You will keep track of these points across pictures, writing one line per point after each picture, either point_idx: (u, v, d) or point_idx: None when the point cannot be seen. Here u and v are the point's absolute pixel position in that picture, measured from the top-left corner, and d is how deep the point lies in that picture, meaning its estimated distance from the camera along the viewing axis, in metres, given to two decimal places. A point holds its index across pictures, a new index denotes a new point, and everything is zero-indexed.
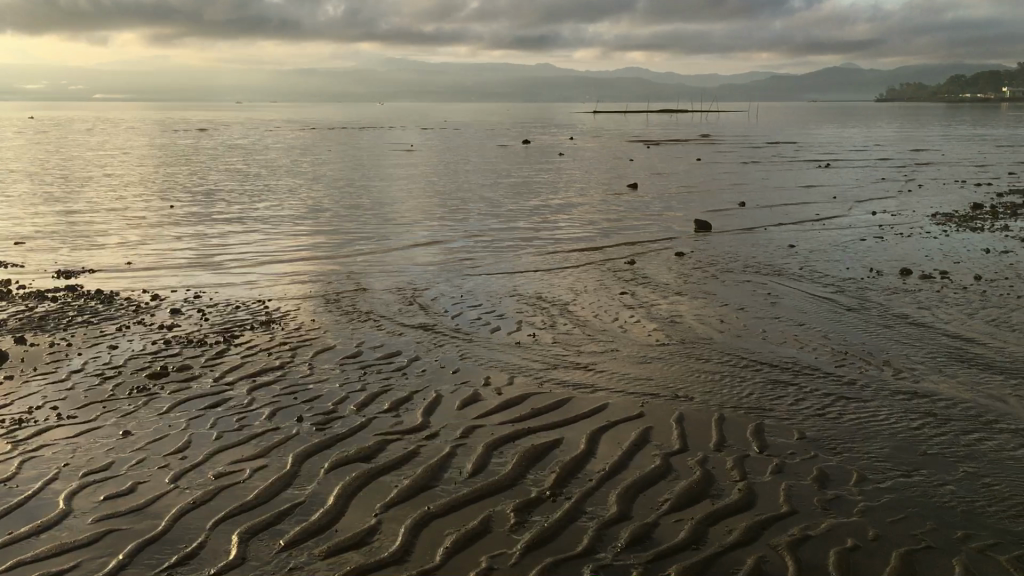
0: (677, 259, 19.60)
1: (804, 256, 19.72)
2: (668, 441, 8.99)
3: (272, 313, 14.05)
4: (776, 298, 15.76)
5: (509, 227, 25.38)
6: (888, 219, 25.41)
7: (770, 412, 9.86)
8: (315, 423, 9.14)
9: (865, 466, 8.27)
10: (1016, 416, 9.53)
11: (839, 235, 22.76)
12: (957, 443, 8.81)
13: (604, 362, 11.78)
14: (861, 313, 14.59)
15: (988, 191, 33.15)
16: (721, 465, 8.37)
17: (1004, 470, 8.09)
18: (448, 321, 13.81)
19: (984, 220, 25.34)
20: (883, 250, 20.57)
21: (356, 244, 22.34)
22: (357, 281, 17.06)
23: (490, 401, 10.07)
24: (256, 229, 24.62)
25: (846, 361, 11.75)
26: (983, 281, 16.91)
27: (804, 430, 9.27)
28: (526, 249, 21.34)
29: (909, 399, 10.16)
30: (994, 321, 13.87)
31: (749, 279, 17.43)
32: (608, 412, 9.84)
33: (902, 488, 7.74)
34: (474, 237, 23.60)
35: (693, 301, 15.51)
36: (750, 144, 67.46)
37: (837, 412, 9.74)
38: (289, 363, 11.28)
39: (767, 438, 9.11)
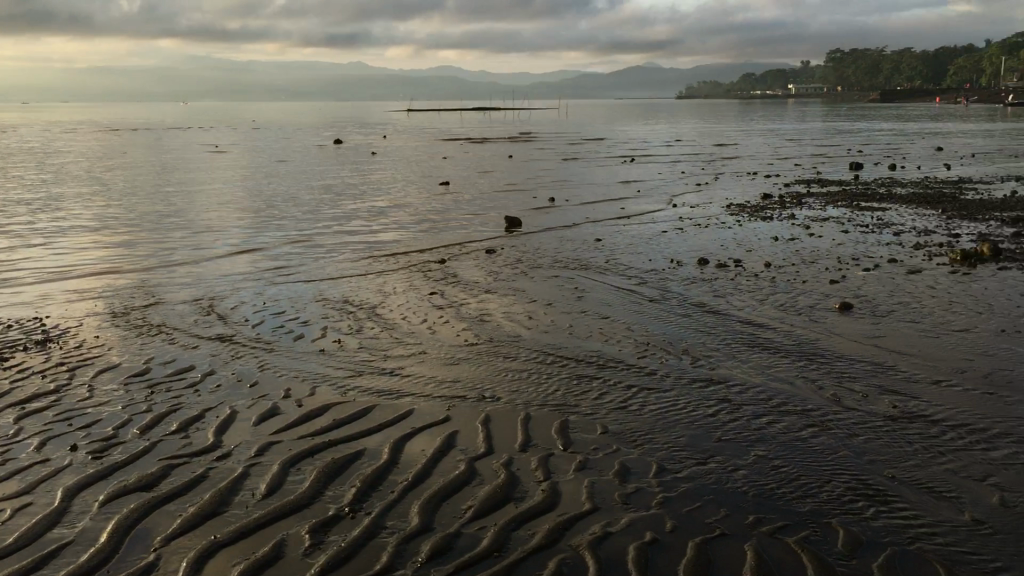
0: (487, 257, 19.61)
1: (609, 250, 20.20)
2: (473, 444, 8.83)
3: (50, 331, 12.93)
4: (582, 292, 15.99)
5: (319, 230, 24.69)
6: (688, 211, 26.48)
7: (575, 407, 9.89)
8: (91, 451, 8.37)
9: (664, 457, 8.41)
10: (801, 397, 10.00)
11: (642, 227, 23.50)
12: (750, 427, 9.13)
13: (410, 365, 11.51)
14: (662, 304, 15.03)
15: (777, 182, 35.26)
16: (525, 465, 8.28)
17: (792, 452, 8.43)
18: (247, 331, 13.14)
19: (773, 209, 26.86)
20: (682, 241, 21.37)
21: (153, 254, 21.06)
22: (151, 293, 16.01)
23: (288, 414, 9.59)
24: (39, 241, 22.76)
25: (647, 352, 12.01)
26: (772, 268, 17.84)
27: (607, 424, 9.35)
28: (334, 253, 20.80)
29: (706, 386, 10.47)
30: (782, 306, 14.60)
31: (557, 274, 17.62)
32: (413, 418, 9.58)
33: (700, 477, 7.90)
34: (281, 242, 22.77)
35: (502, 298, 15.50)
36: (561, 141, 69.04)
37: (638, 404, 9.90)
38: (66, 386, 10.34)
39: (571, 434, 9.11)
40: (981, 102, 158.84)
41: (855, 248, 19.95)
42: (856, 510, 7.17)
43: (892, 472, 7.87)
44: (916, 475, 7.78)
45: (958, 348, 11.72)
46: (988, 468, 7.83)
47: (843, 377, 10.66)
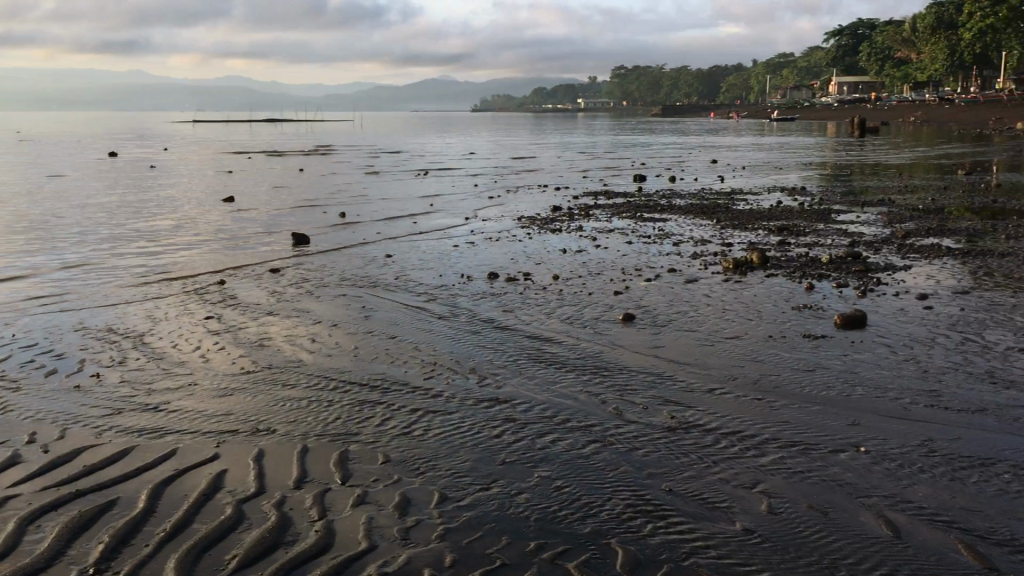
0: (271, 276, 18.76)
1: (400, 266, 19.84)
2: (243, 484, 8.20)
3: None
4: (370, 311, 15.53)
5: (85, 252, 22.88)
6: (480, 225, 26.57)
7: (356, 436, 9.44)
8: None
9: (446, 485, 8.12)
10: (585, 412, 10.02)
11: (433, 242, 23.31)
12: (533, 446, 9.01)
13: (178, 399, 10.66)
14: (451, 320, 14.83)
15: (566, 194, 36.13)
16: (298, 504, 7.75)
17: (574, 470, 8.37)
18: None
19: (563, 221, 27.42)
20: (473, 255, 21.33)
21: None
22: None
23: (30, 463, 8.58)
24: None
25: (433, 373, 11.72)
26: (560, 280, 18.09)
27: (389, 453, 8.97)
28: (101, 277, 19.27)
29: (491, 406, 10.30)
30: (568, 319, 14.77)
31: (344, 293, 17.07)
32: (177, 459, 8.81)
33: (482, 504, 7.66)
34: (42, 265, 20.89)
35: (284, 321, 14.79)
36: (356, 154, 68.08)
37: (422, 429, 9.58)
38: None
39: (350, 465, 8.66)
40: (750, 117, 170.87)
41: (638, 258, 20.61)
42: (634, 528, 7.15)
43: (670, 485, 7.94)
44: (692, 486, 7.90)
45: (732, 355, 12.20)
46: (757, 475, 8.05)
47: (625, 390, 10.80)
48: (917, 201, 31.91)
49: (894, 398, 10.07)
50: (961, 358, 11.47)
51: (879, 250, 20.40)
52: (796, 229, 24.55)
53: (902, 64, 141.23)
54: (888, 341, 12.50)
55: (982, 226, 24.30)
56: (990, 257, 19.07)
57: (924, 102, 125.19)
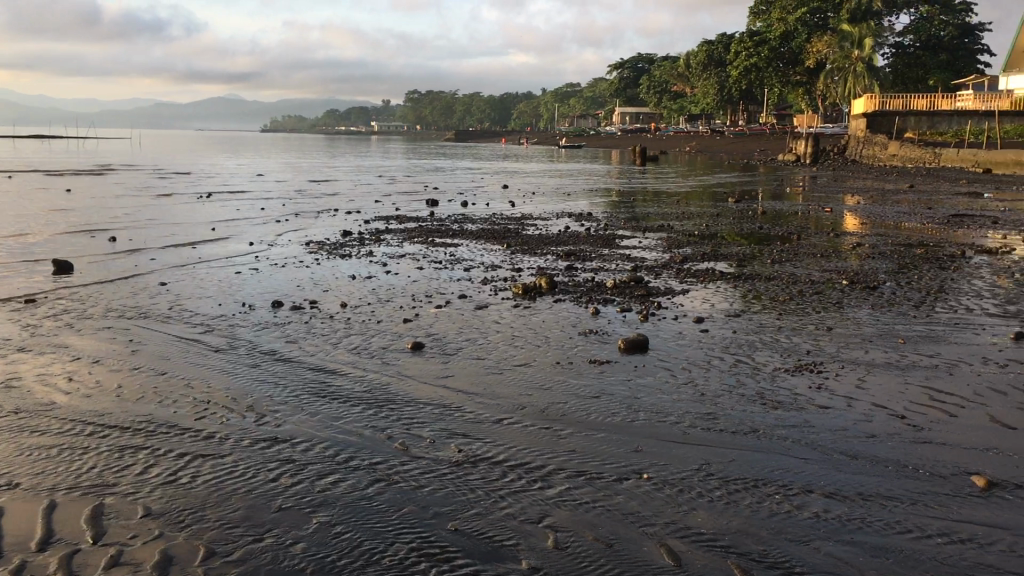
0: (25, 307, 17.06)
1: (174, 294, 18.62)
2: None
3: None
4: (137, 345, 14.38)
5: None
6: (264, 250, 25.49)
7: (113, 487, 8.55)
8: None
9: (214, 538, 7.46)
10: (370, 449, 9.59)
11: (213, 268, 22.09)
12: (312, 489, 8.48)
13: None
14: (229, 353, 13.97)
15: (357, 218, 35.47)
16: (39, 571, 6.86)
17: (355, 513, 7.92)
18: None
19: (352, 247, 26.79)
20: (255, 282, 20.37)
21: None
22: None
23: None
24: None
25: (206, 412, 10.90)
26: (348, 308, 17.54)
27: (150, 504, 8.17)
28: None
29: (269, 446, 9.67)
30: (354, 349, 14.26)
31: (109, 325, 15.75)
32: None
33: (253, 558, 7.07)
34: None
35: (37, 358, 13.42)
36: (133, 174, 64.17)
37: (190, 476, 8.81)
38: None
39: (105, 522, 7.80)
40: (539, 144, 175.90)
41: (428, 284, 20.38)
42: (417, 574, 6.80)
43: (456, 524, 7.66)
44: (478, 524, 7.64)
45: (520, 383, 12.14)
46: (544, 508, 7.92)
47: (411, 424, 10.46)
48: (692, 226, 33.65)
49: (674, 422, 10.30)
50: (735, 380, 11.95)
51: (660, 275, 21.22)
52: (582, 253, 25.18)
53: (678, 98, 150.05)
54: (668, 365, 12.88)
55: (751, 251, 25.86)
56: (758, 281, 20.23)
57: (698, 133, 133.52)
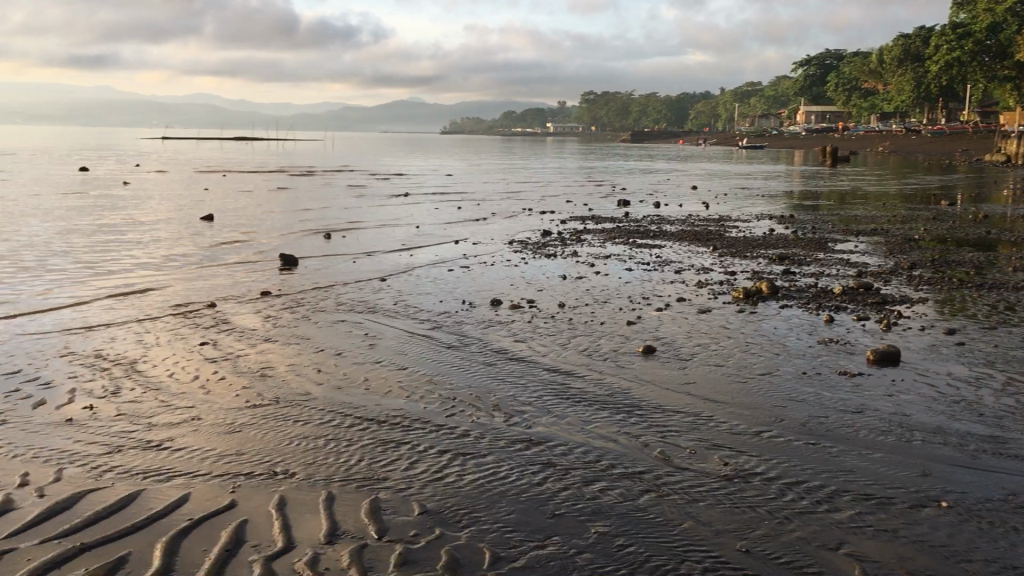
0: (263, 298, 17.98)
1: (397, 290, 19.08)
2: (268, 538, 7.40)
3: None
4: (374, 338, 14.77)
5: (56, 259, 22.13)
6: (471, 248, 25.86)
7: (385, 482, 8.64)
8: None
9: (497, 540, 7.33)
10: (631, 457, 9.26)
11: (426, 265, 22.57)
12: (582, 496, 8.23)
13: (182, 437, 10.07)
14: (462, 350, 14.08)
15: (553, 218, 35.57)
16: (333, 563, 6.92)
17: (632, 525, 7.60)
18: None
19: (556, 246, 26.74)
20: (470, 280, 20.61)
21: None
22: None
23: (23, 512, 7.98)
24: None
25: (455, 409, 10.94)
26: (567, 308, 17.40)
27: (425, 502, 8.16)
28: (76, 288, 18.57)
29: (528, 448, 9.53)
30: (585, 350, 14.00)
31: (343, 318, 16.30)
32: (188, 507, 8.10)
33: (540, 565, 6.88)
34: (19, 274, 20.01)
35: (284, 348, 14.04)
36: (334, 174, 67.42)
37: (456, 474, 8.78)
38: None
39: (386, 517, 7.83)
40: (720, 145, 171.96)
41: (643, 286, 19.96)
42: None
43: (744, 544, 7.21)
44: (769, 546, 7.17)
45: (770, 394, 11.50)
46: (837, 534, 7.35)
47: (665, 431, 10.08)
48: (908, 231, 31.60)
49: (959, 445, 9.42)
50: (1015, 401, 10.87)
51: (890, 282, 19.89)
52: (796, 257, 24.05)
53: (870, 96, 142.95)
54: (931, 380, 11.89)
55: (984, 258, 23.90)
56: (1004, 290, 18.58)
57: (891, 133, 126.48)
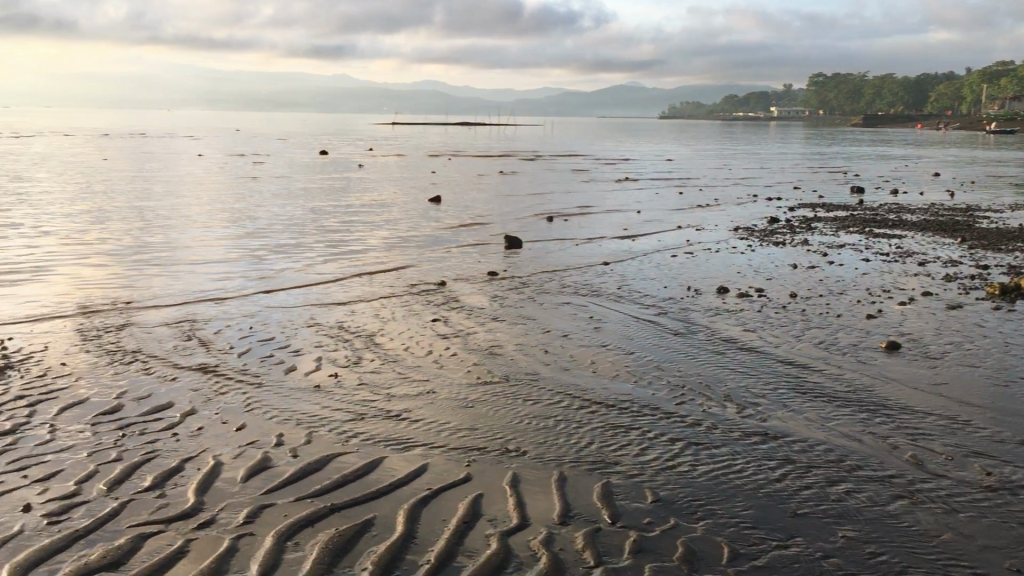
0: (490, 278, 18.40)
1: (620, 275, 18.95)
2: (504, 514, 7.50)
3: (10, 358, 12.14)
4: (599, 322, 14.72)
5: (302, 237, 23.70)
6: (694, 235, 25.31)
7: (617, 467, 8.54)
8: (44, 514, 7.45)
9: (734, 536, 7.06)
10: (879, 459, 8.66)
11: (648, 251, 22.29)
12: (826, 497, 7.78)
13: (419, 409, 10.46)
14: (689, 337, 13.74)
15: (780, 205, 34.16)
16: (568, 544, 6.91)
17: (883, 532, 7.09)
18: (232, 360, 12.42)
19: (784, 234, 25.64)
20: (694, 266, 20.14)
21: (136, 257, 19.89)
22: (132, 313, 14.93)
23: (279, 470, 8.55)
24: (22, 241, 21.67)
25: (685, 397, 10.68)
26: (800, 299, 16.59)
27: (659, 490, 7.98)
28: (319, 264, 19.79)
29: (765, 442, 9.14)
30: (822, 344, 13.28)
31: (567, 300, 16.37)
32: (427, 478, 8.37)
33: (782, 566, 6.56)
34: (270, 249, 21.60)
35: (512, 327, 14.29)
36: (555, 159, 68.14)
37: (690, 465, 8.55)
38: (22, 427, 9.54)
39: (620, 503, 7.73)
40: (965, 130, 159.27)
41: (882, 278, 18.72)
42: None
43: (1013, 565, 6.55)
44: None
45: None
46: None
47: (917, 434, 9.36)
48: None
49: None
50: None
51: None
52: None
53: None
54: None
55: None
56: None
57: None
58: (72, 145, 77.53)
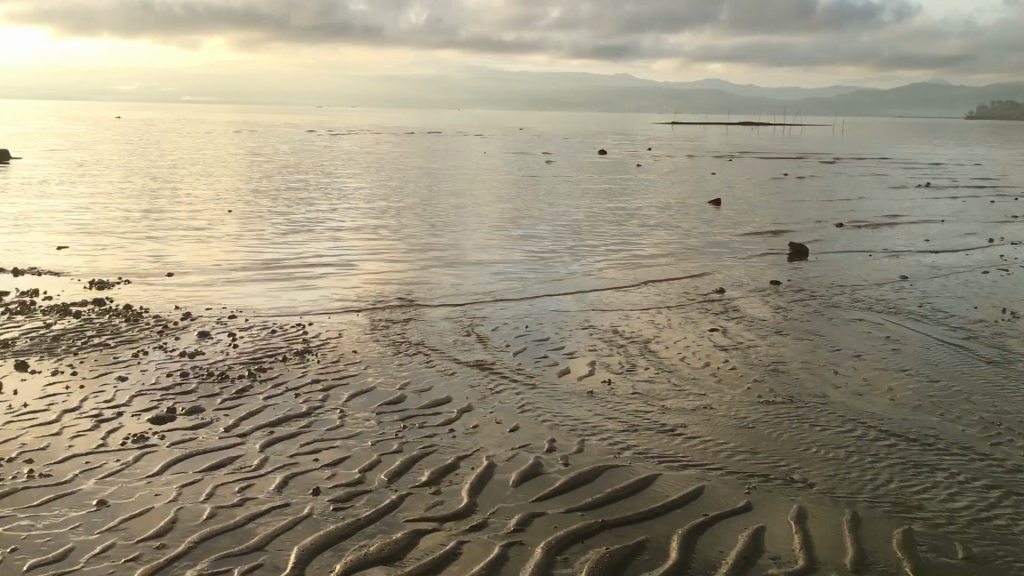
0: (773, 288, 17.44)
1: (921, 291, 17.28)
2: (788, 553, 6.88)
3: (310, 343, 13.01)
4: (896, 342, 13.44)
5: (580, 239, 23.78)
6: (1012, 250, 22.65)
7: (919, 513, 7.61)
8: (331, 499, 7.79)
9: None
10: None
11: (955, 266, 20.19)
12: None
13: (695, 425, 9.97)
14: (1005, 366, 12.17)
15: None
16: None
17: None
18: (508, 359, 12.54)
19: None
20: (1010, 286, 17.96)
21: (424, 252, 20.86)
22: (418, 306, 15.59)
23: (551, 477, 8.43)
24: (327, 234, 23.45)
25: (1001, 437, 9.40)
26: None
27: (971, 546, 7.00)
28: (596, 266, 19.71)
29: None
30: None
31: (859, 316, 15.13)
32: (704, 503, 7.90)
33: None
34: (549, 249, 21.86)
35: (797, 343, 13.38)
36: (847, 163, 64.18)
37: (1009, 520, 7.45)
38: (317, 410, 10.12)
39: (924, 555, 6.85)
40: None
41: None
42: None
43: None
44: None
45: None
46: None
47: None
48: None
49: None
50: None
51: None
52: None
53: None
54: None
55: None
56: None
57: None
58: (374, 144, 83.56)
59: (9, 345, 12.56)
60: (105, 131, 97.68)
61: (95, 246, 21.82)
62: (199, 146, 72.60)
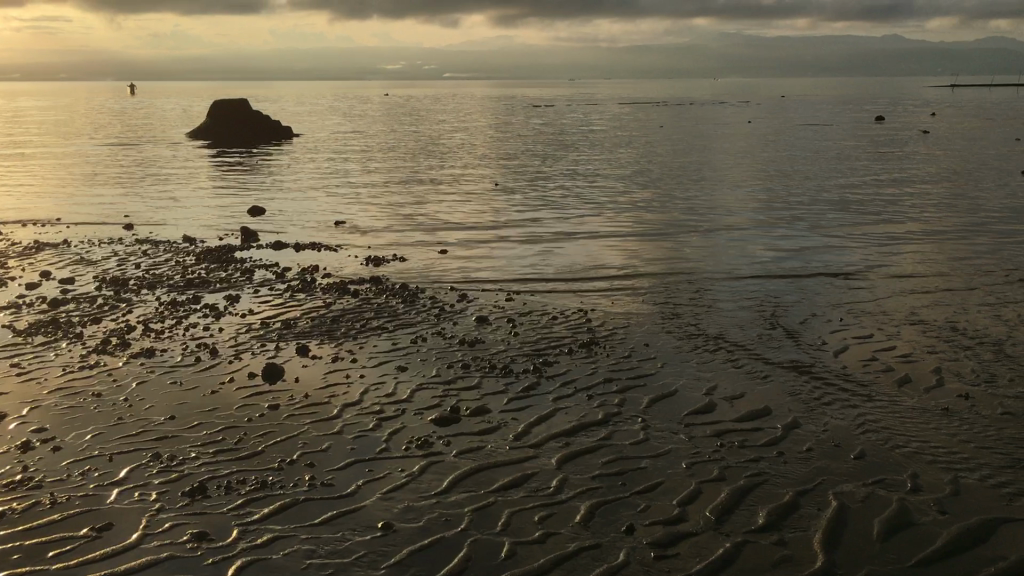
0: None
1: None
2: None
3: (596, 333, 11.72)
4: None
5: (878, 221, 20.95)
6: None
7: None
8: (649, 541, 6.38)
9: None
10: None
11: None
12: None
13: None
14: None
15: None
16: None
17: None
18: (830, 360, 10.59)
19: None
20: None
21: (700, 238, 19.09)
22: (707, 293, 13.90)
23: (928, 531, 6.54)
24: (594, 220, 22.20)
25: None
26: None
27: None
28: (907, 251, 17.05)
29: None
30: None
31: None
32: None
33: None
34: (843, 233, 19.37)
35: None
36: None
37: None
38: (615, 418, 8.75)
39: None
40: None
41: None
42: None
43: None
44: None
45: None
46: None
47: None
48: None
49: None
50: None
51: None
52: None
53: None
54: None
55: None
56: None
57: None
58: (627, 116, 82.03)
59: (291, 324, 12.26)
60: (371, 109, 103.05)
61: (363, 226, 21.82)
62: (457, 123, 74.10)
